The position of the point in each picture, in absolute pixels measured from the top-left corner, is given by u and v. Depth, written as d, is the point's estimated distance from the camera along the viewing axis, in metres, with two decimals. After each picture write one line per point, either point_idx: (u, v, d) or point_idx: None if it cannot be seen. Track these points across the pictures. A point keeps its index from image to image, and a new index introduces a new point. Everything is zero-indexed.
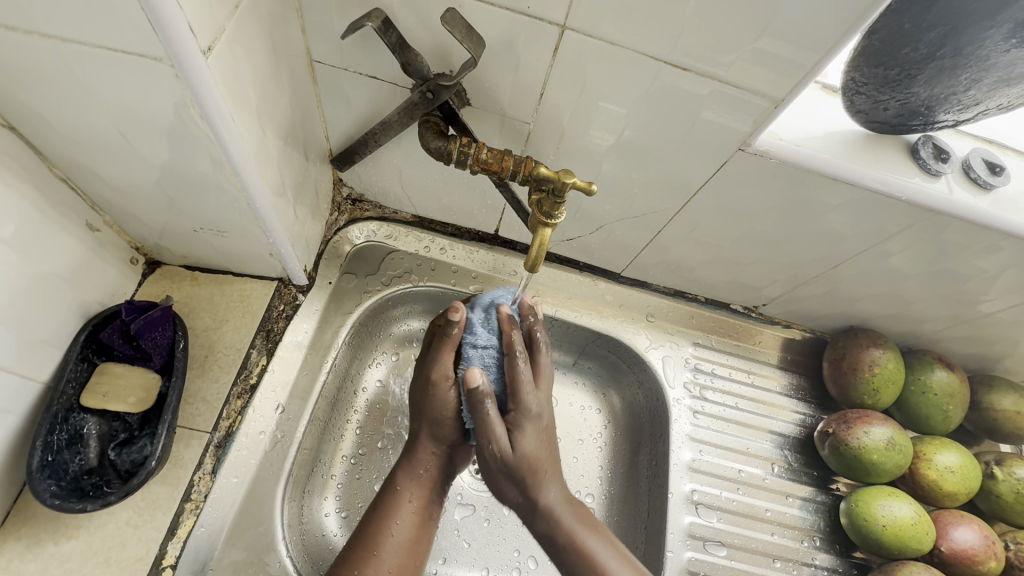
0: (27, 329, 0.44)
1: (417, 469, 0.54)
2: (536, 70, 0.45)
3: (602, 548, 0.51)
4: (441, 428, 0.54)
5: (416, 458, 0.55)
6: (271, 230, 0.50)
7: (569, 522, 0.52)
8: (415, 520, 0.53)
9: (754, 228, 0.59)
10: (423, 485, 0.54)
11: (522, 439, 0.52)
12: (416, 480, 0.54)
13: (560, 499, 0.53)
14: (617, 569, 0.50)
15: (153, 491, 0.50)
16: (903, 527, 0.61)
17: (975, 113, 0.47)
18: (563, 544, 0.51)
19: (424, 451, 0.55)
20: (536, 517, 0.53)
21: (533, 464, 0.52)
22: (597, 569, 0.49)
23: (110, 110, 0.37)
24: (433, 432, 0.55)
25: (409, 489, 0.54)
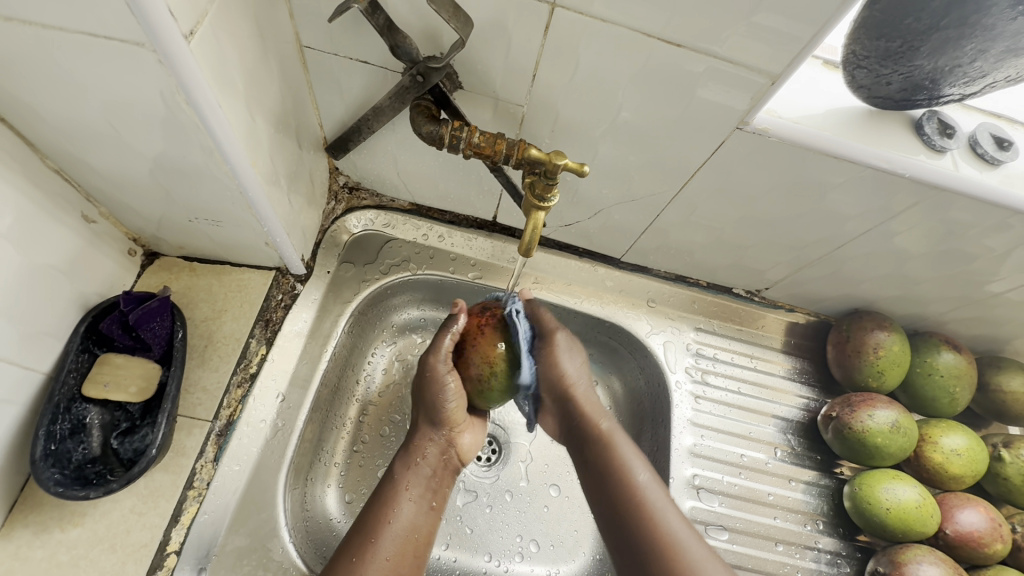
0: (28, 321, 0.45)
1: (415, 458, 0.56)
2: (527, 50, 0.44)
3: (637, 462, 0.56)
4: (440, 413, 0.56)
5: (415, 449, 0.57)
6: (265, 219, 0.50)
7: (614, 437, 0.58)
8: (415, 507, 0.53)
9: (754, 210, 0.58)
10: (422, 475, 0.56)
11: (574, 375, 0.61)
12: (414, 470, 0.56)
13: (615, 427, 0.60)
14: (650, 486, 0.54)
15: (156, 479, 0.51)
16: (908, 510, 0.61)
17: (982, 86, 0.46)
18: (600, 454, 0.57)
19: (425, 440, 0.57)
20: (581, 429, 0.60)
21: (575, 387, 0.61)
22: (631, 478, 0.54)
23: (96, 100, 0.37)
24: (431, 421, 0.57)
25: (407, 478, 0.55)
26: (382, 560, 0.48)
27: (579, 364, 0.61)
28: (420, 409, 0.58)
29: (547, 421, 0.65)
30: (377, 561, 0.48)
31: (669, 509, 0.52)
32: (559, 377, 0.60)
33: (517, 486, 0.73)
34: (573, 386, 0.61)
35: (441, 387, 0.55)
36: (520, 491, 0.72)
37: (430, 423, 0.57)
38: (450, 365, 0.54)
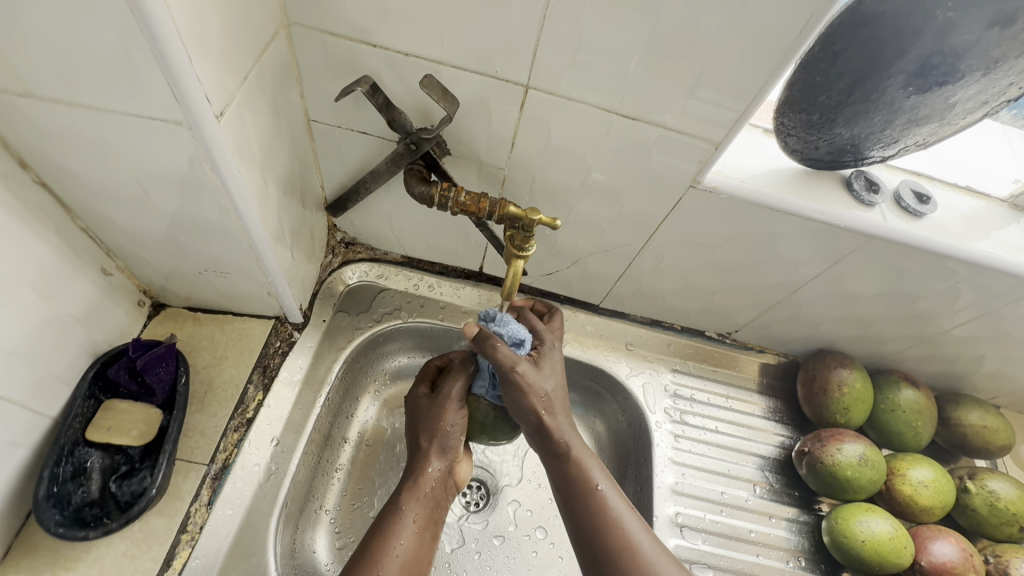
0: (42, 367, 0.48)
1: (419, 488, 0.54)
2: (506, 123, 0.51)
3: (595, 468, 0.51)
4: (448, 442, 0.55)
5: (418, 476, 0.55)
6: (270, 270, 0.55)
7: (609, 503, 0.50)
8: (418, 542, 0.51)
9: (715, 258, 0.64)
10: (425, 504, 0.53)
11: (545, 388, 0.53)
12: (419, 500, 0.53)
13: (582, 443, 0.53)
14: (610, 500, 0.50)
15: (150, 523, 0.52)
16: (881, 542, 0.63)
17: (898, 150, 0.54)
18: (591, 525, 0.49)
19: (429, 469, 0.55)
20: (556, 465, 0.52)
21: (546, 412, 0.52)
22: (624, 546, 0.48)
23: (131, 168, 0.42)
24: (438, 449, 0.56)
25: (413, 508, 0.53)
26: None
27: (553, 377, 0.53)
28: (429, 439, 0.56)
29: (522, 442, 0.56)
30: None
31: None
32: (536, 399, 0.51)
33: (505, 531, 0.73)
34: (551, 408, 0.52)
35: (446, 418, 0.55)
36: (508, 535, 0.73)
37: (436, 452, 0.56)
38: (461, 398, 0.56)
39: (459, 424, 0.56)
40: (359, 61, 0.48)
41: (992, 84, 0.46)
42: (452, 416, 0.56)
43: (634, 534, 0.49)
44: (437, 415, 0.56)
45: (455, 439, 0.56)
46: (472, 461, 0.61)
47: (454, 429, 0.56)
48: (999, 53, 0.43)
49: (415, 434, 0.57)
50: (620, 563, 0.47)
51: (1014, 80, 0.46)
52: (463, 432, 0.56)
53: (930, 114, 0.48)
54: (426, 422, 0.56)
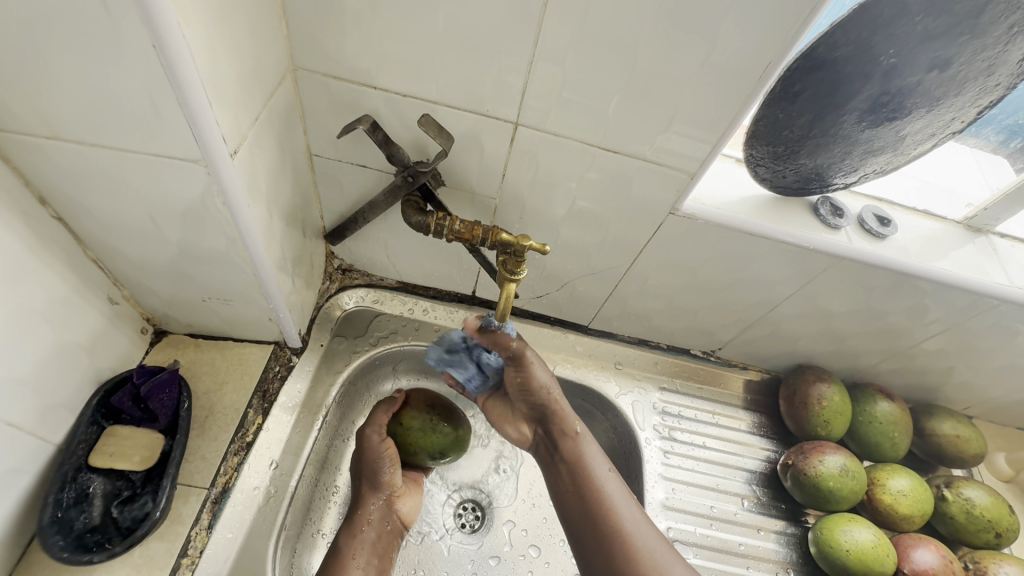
0: (49, 394, 0.49)
1: (359, 526, 0.61)
2: (497, 156, 0.55)
3: (599, 458, 0.63)
4: (379, 477, 0.62)
5: (358, 517, 0.62)
6: (272, 296, 0.57)
7: (609, 490, 0.60)
8: (363, 572, 0.58)
9: (696, 280, 0.67)
10: (364, 541, 0.60)
11: (547, 384, 0.65)
12: (357, 537, 0.60)
13: (586, 430, 0.65)
14: (609, 481, 0.61)
15: (151, 547, 0.52)
16: (865, 551, 0.65)
17: (859, 177, 0.58)
18: (592, 505, 0.59)
19: (367, 506, 0.62)
20: (566, 448, 0.63)
21: (556, 405, 0.65)
22: (621, 525, 0.57)
23: (145, 203, 0.44)
24: (372, 486, 0.63)
25: (352, 545, 0.60)
26: None
27: (549, 378, 0.65)
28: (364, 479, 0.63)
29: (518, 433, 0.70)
30: None
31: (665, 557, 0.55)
32: (541, 392, 0.65)
33: (500, 551, 0.74)
34: (560, 406, 0.65)
35: (377, 454, 0.63)
36: (503, 556, 0.74)
37: (372, 488, 0.63)
38: (381, 434, 0.64)
39: (391, 456, 0.63)
40: (361, 102, 0.51)
41: (936, 118, 0.50)
42: (380, 448, 0.63)
43: (629, 511, 0.59)
44: (363, 453, 0.63)
45: (388, 473, 0.63)
46: (419, 495, 0.67)
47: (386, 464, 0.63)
48: (940, 91, 0.48)
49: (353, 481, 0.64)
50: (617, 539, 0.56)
51: (956, 115, 0.51)
52: (395, 467, 0.63)
53: (885, 144, 0.53)
54: (359, 463, 0.64)
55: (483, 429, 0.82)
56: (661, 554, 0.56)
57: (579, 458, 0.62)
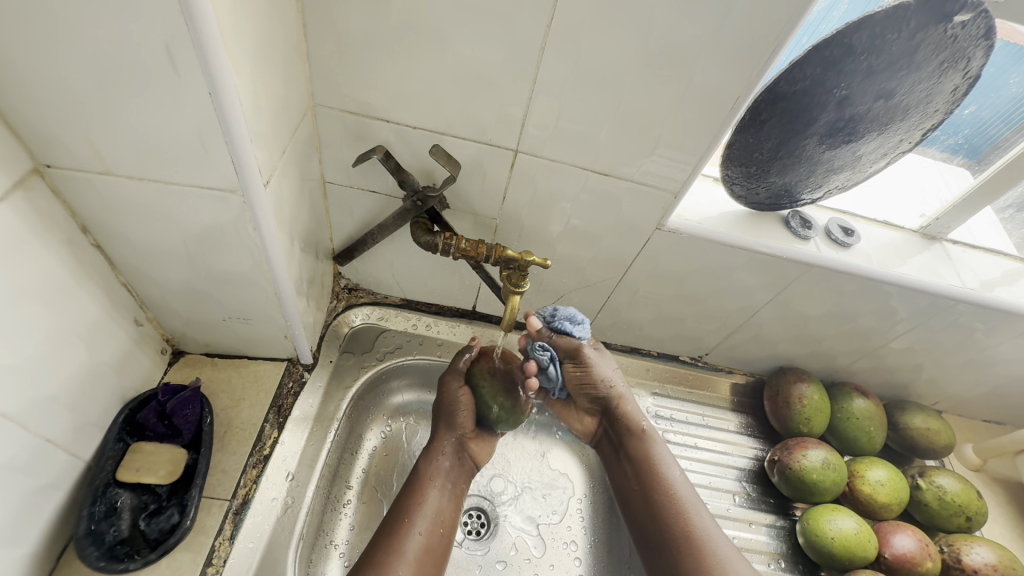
0: (82, 413, 0.51)
1: (435, 457, 0.67)
2: (498, 181, 0.60)
3: (668, 460, 0.66)
4: (454, 418, 0.67)
5: (434, 449, 0.68)
6: (290, 314, 0.61)
7: (680, 492, 0.64)
8: (438, 498, 0.65)
9: (682, 289, 0.73)
10: (440, 472, 0.66)
11: (610, 378, 0.68)
12: (434, 465, 0.67)
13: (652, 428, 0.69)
14: (679, 483, 0.65)
15: (177, 558, 0.55)
16: (848, 537, 0.70)
17: (824, 192, 0.65)
18: (659, 508, 0.63)
19: (442, 442, 0.68)
20: (635, 446, 0.67)
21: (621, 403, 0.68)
22: (685, 524, 0.61)
23: (180, 230, 0.48)
24: (447, 425, 0.68)
25: (429, 474, 0.66)
26: (411, 537, 0.60)
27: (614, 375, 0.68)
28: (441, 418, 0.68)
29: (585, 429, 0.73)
30: (408, 538, 0.59)
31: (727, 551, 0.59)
32: (601, 387, 0.67)
33: (506, 555, 0.77)
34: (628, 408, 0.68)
35: (454, 399, 0.68)
36: (509, 559, 0.77)
37: (446, 427, 0.68)
38: (460, 383, 0.68)
39: (466, 401, 0.67)
40: (374, 133, 0.56)
41: (886, 140, 0.57)
42: (455, 395, 0.68)
43: (699, 513, 0.62)
44: (444, 395, 0.69)
45: (461, 415, 0.67)
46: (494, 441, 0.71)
47: (459, 408, 0.67)
48: (887, 116, 0.55)
49: (433, 418, 0.70)
50: (682, 537, 0.61)
51: (903, 137, 0.58)
52: (468, 410, 0.67)
53: (844, 162, 0.60)
54: (439, 404, 0.69)
55: None
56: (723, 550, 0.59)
57: (652, 456, 0.66)
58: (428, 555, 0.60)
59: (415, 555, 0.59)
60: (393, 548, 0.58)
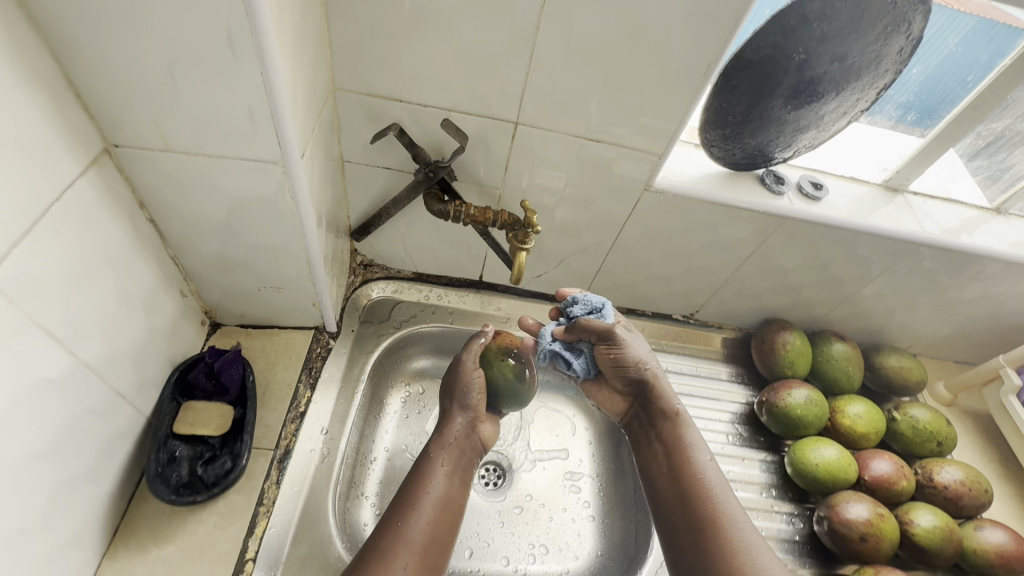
0: (143, 370, 0.58)
1: (447, 439, 0.68)
2: (501, 152, 0.67)
3: (700, 446, 0.68)
4: (468, 398, 0.70)
5: (445, 432, 0.69)
6: (319, 281, 0.67)
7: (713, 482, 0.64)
8: (449, 480, 0.65)
9: (671, 247, 0.80)
10: (451, 451, 0.67)
11: (644, 360, 0.72)
12: (446, 448, 0.68)
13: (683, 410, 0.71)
14: (709, 473, 0.65)
15: (232, 498, 0.61)
16: (831, 464, 0.77)
17: (794, 151, 0.72)
18: (689, 501, 0.63)
19: (454, 423, 0.70)
20: (667, 429, 0.69)
21: (657, 378, 0.71)
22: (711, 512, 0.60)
23: (226, 201, 0.54)
24: (460, 406, 0.70)
25: (440, 454, 0.67)
26: (422, 520, 0.59)
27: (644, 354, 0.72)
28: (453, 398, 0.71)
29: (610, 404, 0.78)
30: (420, 518, 0.58)
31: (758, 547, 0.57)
32: (634, 368, 0.71)
33: (523, 501, 0.84)
34: (660, 381, 0.72)
35: (468, 380, 0.71)
36: (526, 505, 0.84)
37: (459, 407, 0.71)
38: (476, 364, 0.71)
39: (479, 383, 0.71)
40: (388, 113, 0.63)
41: (844, 99, 0.64)
42: (470, 374, 0.71)
43: (727, 502, 0.61)
44: (457, 376, 0.72)
45: (475, 397, 0.70)
46: (496, 423, 0.75)
47: (474, 389, 0.71)
48: (843, 77, 0.62)
49: (443, 401, 0.73)
50: (707, 527, 0.59)
51: (860, 95, 0.65)
52: (482, 392, 0.71)
53: (808, 121, 0.67)
54: (450, 385, 0.72)
55: None
56: (758, 553, 0.56)
57: (684, 444, 0.68)
58: (433, 543, 0.58)
59: (421, 541, 0.57)
60: (405, 528, 0.57)
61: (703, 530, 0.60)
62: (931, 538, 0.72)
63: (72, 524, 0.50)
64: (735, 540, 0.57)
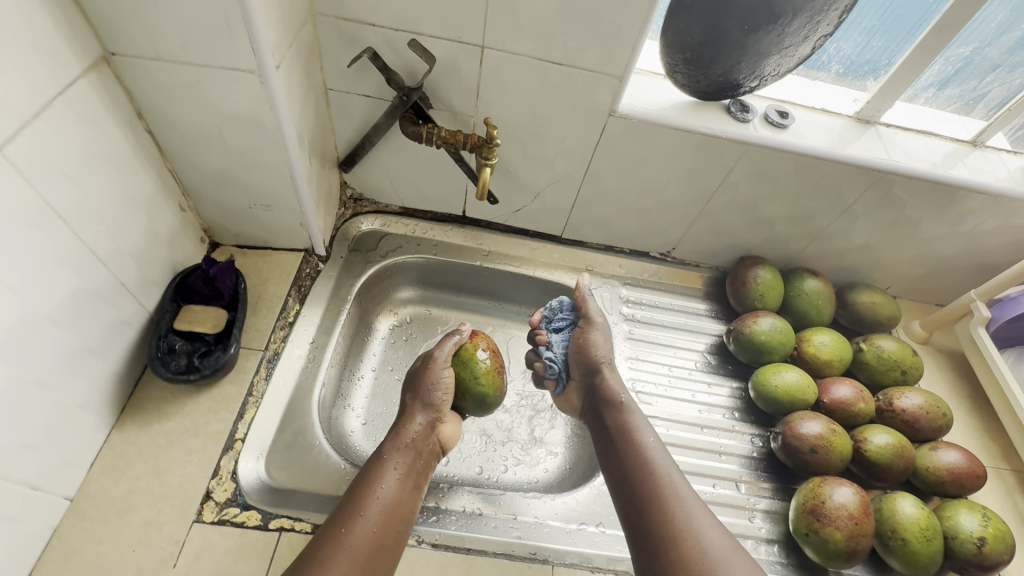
0: (146, 269, 0.65)
1: (402, 441, 0.68)
2: (471, 78, 0.71)
3: (648, 432, 0.72)
4: (433, 398, 0.72)
5: (403, 430, 0.69)
6: (304, 201, 0.73)
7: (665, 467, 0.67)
8: (399, 483, 0.62)
9: (641, 179, 0.83)
10: (406, 454, 0.66)
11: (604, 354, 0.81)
12: (400, 449, 0.67)
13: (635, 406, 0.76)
14: (660, 455, 0.68)
15: (225, 389, 0.68)
16: (790, 385, 0.81)
17: (758, 79, 0.74)
18: (643, 486, 0.65)
19: (414, 422, 0.70)
20: (613, 415, 0.75)
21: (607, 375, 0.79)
22: (665, 493, 0.63)
23: (214, 113, 0.60)
24: (422, 405, 0.72)
25: (394, 455, 0.66)
26: (366, 522, 0.57)
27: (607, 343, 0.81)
28: (416, 398, 0.72)
29: (570, 399, 0.84)
30: (364, 521, 0.57)
31: (702, 514, 0.61)
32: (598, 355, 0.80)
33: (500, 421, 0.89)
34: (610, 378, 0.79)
35: (435, 381, 0.73)
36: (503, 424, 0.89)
37: (421, 405, 0.72)
38: (446, 365, 0.74)
39: (445, 385, 0.73)
40: (364, 38, 0.68)
41: (803, 24, 0.65)
42: (439, 376, 0.73)
43: (683, 487, 0.64)
44: (424, 376, 0.74)
45: (439, 395, 0.72)
46: (457, 424, 0.75)
47: (439, 390, 0.73)
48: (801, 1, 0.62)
49: (405, 400, 0.74)
50: (661, 507, 0.62)
51: (819, 20, 0.65)
52: (447, 390, 0.73)
53: (768, 49, 0.68)
54: (415, 383, 0.74)
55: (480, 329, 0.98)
56: (704, 522, 0.60)
57: (628, 428, 0.73)
58: (374, 543, 0.56)
59: (359, 543, 0.55)
60: (347, 537, 0.55)
61: (656, 503, 0.63)
62: (883, 454, 0.75)
63: (82, 390, 0.57)
64: (689, 517, 0.60)
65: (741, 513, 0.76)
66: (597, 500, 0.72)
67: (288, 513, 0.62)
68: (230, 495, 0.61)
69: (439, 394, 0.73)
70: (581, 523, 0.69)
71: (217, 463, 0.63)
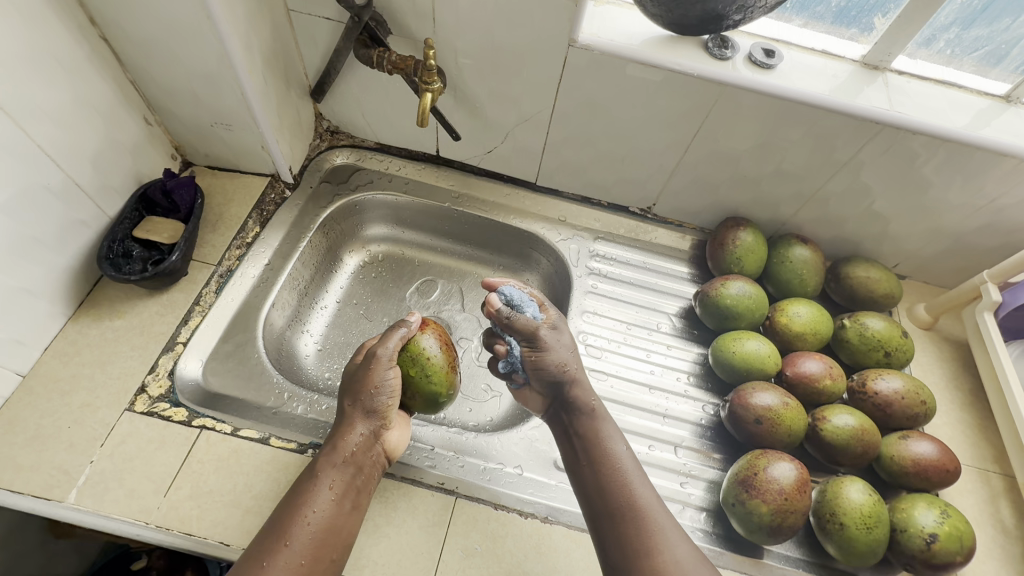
0: (105, 176, 0.69)
1: (338, 454, 0.58)
2: (425, 0, 0.69)
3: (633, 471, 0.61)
4: (375, 403, 0.61)
5: (341, 439, 0.59)
6: (260, 120, 0.74)
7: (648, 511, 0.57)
8: (335, 506, 0.55)
9: (611, 121, 0.78)
10: (344, 472, 0.57)
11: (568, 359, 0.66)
12: (336, 466, 0.57)
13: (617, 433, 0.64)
14: (647, 500, 0.59)
15: (174, 295, 0.73)
16: (750, 353, 0.75)
17: (741, 9, 0.62)
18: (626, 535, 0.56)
19: (354, 432, 0.60)
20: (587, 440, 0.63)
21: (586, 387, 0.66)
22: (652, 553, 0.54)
23: (157, 22, 0.62)
24: (363, 411, 0.61)
25: (329, 474, 0.57)
26: (294, 559, 0.50)
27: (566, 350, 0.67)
28: (356, 402, 0.61)
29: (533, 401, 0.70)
30: (290, 558, 0.50)
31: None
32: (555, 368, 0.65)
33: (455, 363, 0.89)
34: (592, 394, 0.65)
35: (380, 382, 0.61)
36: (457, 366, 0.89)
37: (362, 413, 0.60)
38: (392, 365, 0.62)
39: (392, 388, 0.62)
40: None
41: None
42: (383, 379, 0.61)
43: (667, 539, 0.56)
44: (366, 374, 0.62)
45: (384, 400, 0.61)
46: (405, 429, 0.65)
47: (384, 393, 0.61)
48: None
49: (343, 400, 0.63)
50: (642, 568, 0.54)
51: None
52: (393, 394, 0.62)
53: None
54: (355, 383, 0.62)
55: (447, 273, 0.98)
56: None
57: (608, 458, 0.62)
58: None
59: None
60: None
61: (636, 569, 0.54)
62: (839, 435, 0.69)
63: (34, 277, 0.63)
64: None
65: (674, 477, 0.73)
66: (521, 444, 0.71)
67: (212, 414, 0.65)
68: (163, 391, 0.66)
69: (384, 399, 0.61)
70: (499, 463, 0.69)
71: (155, 361, 0.68)
